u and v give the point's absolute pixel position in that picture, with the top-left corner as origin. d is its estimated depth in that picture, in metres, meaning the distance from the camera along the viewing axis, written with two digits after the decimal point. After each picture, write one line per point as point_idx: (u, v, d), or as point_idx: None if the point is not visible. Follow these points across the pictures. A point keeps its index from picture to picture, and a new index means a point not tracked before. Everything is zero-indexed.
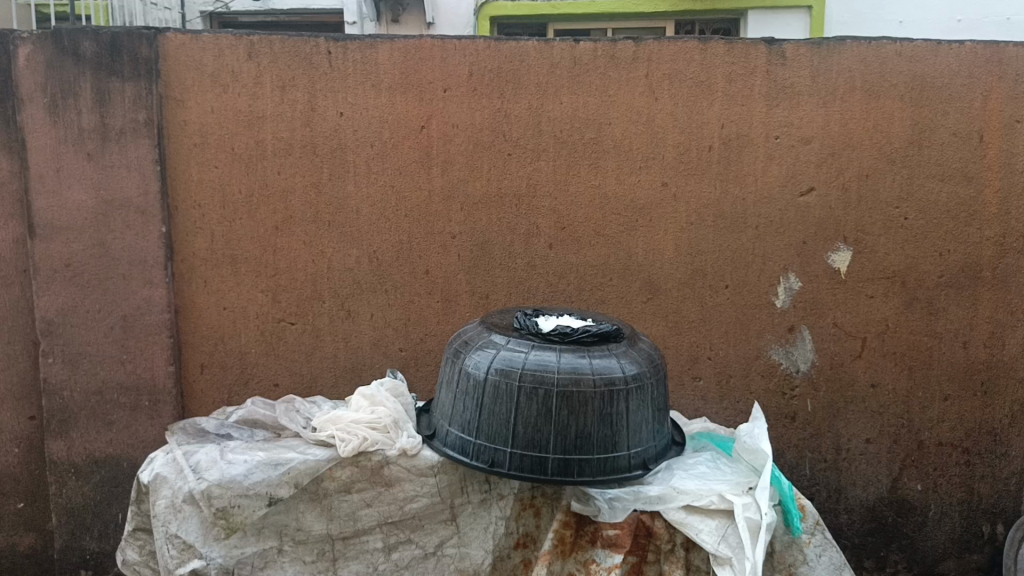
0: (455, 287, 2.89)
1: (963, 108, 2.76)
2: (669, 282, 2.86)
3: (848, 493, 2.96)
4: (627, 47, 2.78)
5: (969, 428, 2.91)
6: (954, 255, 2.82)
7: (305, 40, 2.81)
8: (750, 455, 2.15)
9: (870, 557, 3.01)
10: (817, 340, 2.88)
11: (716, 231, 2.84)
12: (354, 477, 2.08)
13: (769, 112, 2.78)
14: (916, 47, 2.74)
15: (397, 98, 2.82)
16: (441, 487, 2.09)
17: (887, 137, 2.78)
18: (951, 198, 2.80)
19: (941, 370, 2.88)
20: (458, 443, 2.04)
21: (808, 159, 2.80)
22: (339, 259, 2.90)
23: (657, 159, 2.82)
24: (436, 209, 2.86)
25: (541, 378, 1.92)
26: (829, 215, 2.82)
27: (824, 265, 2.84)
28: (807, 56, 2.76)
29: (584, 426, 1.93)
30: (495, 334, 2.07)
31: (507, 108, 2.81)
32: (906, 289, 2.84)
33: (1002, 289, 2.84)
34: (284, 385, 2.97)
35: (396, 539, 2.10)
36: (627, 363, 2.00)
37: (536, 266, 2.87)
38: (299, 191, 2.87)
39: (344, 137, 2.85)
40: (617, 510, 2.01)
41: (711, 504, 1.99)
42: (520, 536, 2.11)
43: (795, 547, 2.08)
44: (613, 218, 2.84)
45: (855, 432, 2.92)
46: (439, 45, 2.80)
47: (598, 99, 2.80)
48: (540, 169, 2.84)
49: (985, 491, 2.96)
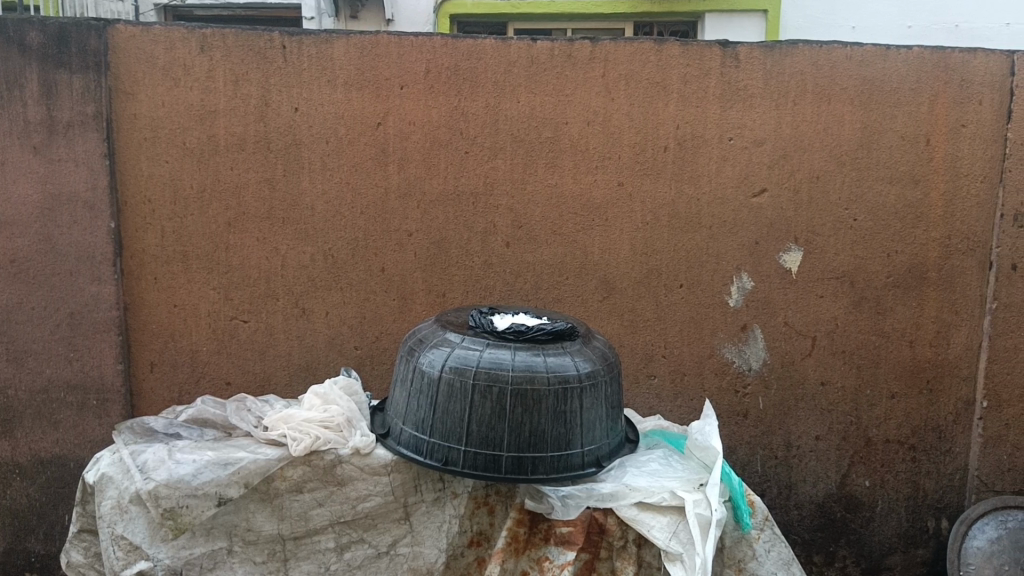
0: (411, 286, 2.88)
1: (911, 112, 2.82)
2: (625, 280, 2.88)
3: (798, 489, 3.01)
4: (584, 47, 2.79)
5: (915, 425, 2.98)
6: (902, 256, 2.88)
7: (259, 35, 2.77)
8: (701, 452, 2.19)
9: (819, 553, 3.06)
10: (768, 339, 2.92)
11: (671, 231, 2.86)
12: (305, 477, 2.06)
13: (723, 113, 2.82)
14: (866, 52, 2.79)
15: (353, 95, 2.80)
16: (394, 486, 2.08)
17: (837, 140, 2.83)
18: (899, 200, 2.85)
19: (889, 368, 2.94)
20: (412, 441, 2.03)
21: (760, 160, 2.84)
22: (293, 256, 2.87)
23: (613, 159, 2.83)
24: (393, 207, 2.85)
25: (495, 376, 1.92)
26: (780, 216, 2.86)
27: (776, 265, 2.89)
28: (760, 59, 2.80)
29: (538, 424, 1.94)
30: (450, 332, 2.07)
31: (464, 107, 2.81)
32: (855, 289, 2.90)
33: (947, 289, 2.90)
34: (236, 384, 2.92)
35: (348, 539, 2.08)
36: (581, 361, 2.01)
37: (493, 265, 2.87)
38: (253, 187, 2.83)
39: (298, 133, 2.82)
40: (569, 507, 2.01)
41: (663, 501, 2.01)
42: (473, 534, 2.11)
43: (744, 543, 2.11)
44: (570, 217, 2.86)
45: (805, 429, 2.97)
46: (396, 42, 2.78)
47: (554, 99, 2.81)
48: (497, 168, 2.83)
49: (930, 487, 3.02)
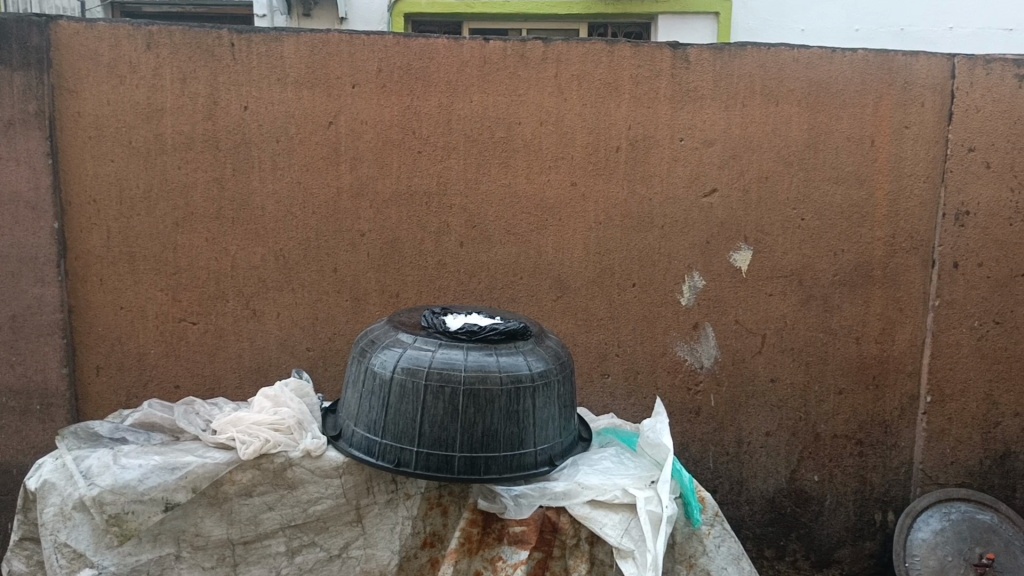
0: (364, 286, 2.86)
1: (856, 114, 2.88)
2: (578, 280, 2.90)
3: (749, 484, 3.06)
4: (536, 47, 2.80)
5: (862, 420, 3.04)
6: (848, 254, 2.94)
7: (207, 32, 2.73)
8: (653, 450, 2.21)
9: (771, 547, 3.11)
10: (719, 337, 2.96)
11: (623, 230, 2.89)
12: (255, 480, 2.03)
13: (674, 113, 2.85)
14: (813, 54, 2.84)
15: (304, 93, 2.77)
16: (346, 487, 2.07)
17: (785, 140, 2.88)
18: (845, 200, 2.91)
19: (836, 365, 3.00)
20: (364, 443, 2.02)
21: (710, 161, 2.88)
22: (242, 257, 2.83)
23: (567, 159, 2.84)
24: (345, 207, 2.82)
25: (447, 376, 1.92)
26: (730, 216, 2.90)
27: (726, 264, 2.93)
28: (709, 60, 2.83)
29: (490, 423, 1.94)
30: (402, 332, 2.06)
31: (417, 106, 2.80)
32: (803, 287, 2.95)
33: (892, 286, 2.96)
34: (185, 387, 2.88)
35: (299, 542, 2.07)
36: (534, 360, 2.02)
37: (446, 264, 2.86)
38: (201, 186, 2.79)
39: (248, 132, 2.78)
40: (522, 506, 2.03)
41: (615, 498, 2.02)
42: (427, 535, 2.10)
43: (695, 539, 2.13)
44: (523, 216, 2.86)
45: (756, 425, 3.02)
46: (347, 41, 2.76)
47: (507, 99, 2.81)
48: (451, 167, 2.83)
49: (877, 480, 3.08)
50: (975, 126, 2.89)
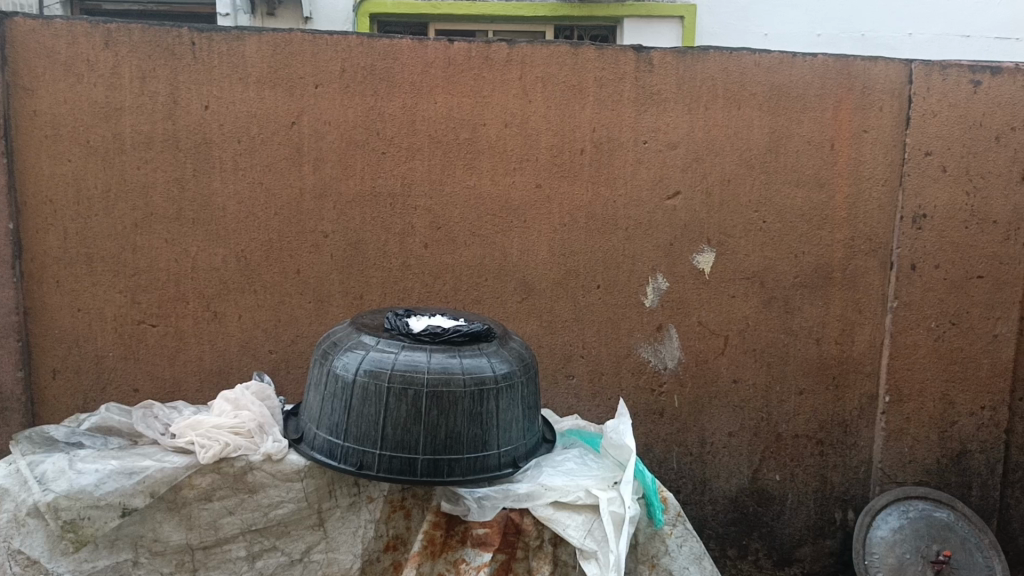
0: (327, 288, 2.84)
1: (816, 118, 2.92)
2: (543, 282, 2.90)
3: (711, 484, 3.09)
4: (501, 48, 2.80)
5: (822, 420, 3.08)
6: (809, 256, 2.98)
7: (167, 30, 2.70)
8: (616, 451, 2.22)
9: (733, 546, 3.14)
10: (682, 339, 2.98)
11: (588, 232, 2.90)
12: (215, 484, 2.01)
13: (638, 116, 2.87)
14: (774, 59, 2.88)
15: (266, 93, 2.74)
16: (307, 491, 2.05)
17: (746, 144, 2.91)
18: (805, 203, 2.95)
19: (798, 366, 3.04)
20: (326, 446, 2.00)
21: (674, 163, 2.90)
22: (203, 258, 2.79)
23: (531, 160, 2.85)
24: (308, 208, 2.80)
25: (410, 378, 1.91)
26: (693, 218, 2.93)
27: (689, 266, 2.95)
28: (672, 64, 2.86)
29: (454, 425, 1.93)
30: (365, 334, 2.04)
31: (381, 107, 2.78)
32: (764, 289, 2.98)
33: (851, 288, 3.01)
34: (144, 391, 2.83)
35: (260, 547, 2.04)
36: (497, 362, 2.02)
37: (410, 266, 2.85)
38: (161, 186, 2.75)
39: (209, 132, 2.74)
40: (486, 508, 2.02)
41: (578, 500, 2.03)
42: (389, 538, 2.09)
43: (657, 539, 2.14)
44: (488, 218, 2.86)
45: (718, 426, 3.05)
46: (310, 40, 2.74)
47: (472, 100, 2.81)
48: (415, 169, 2.82)
49: (837, 479, 3.13)
50: (932, 130, 2.94)
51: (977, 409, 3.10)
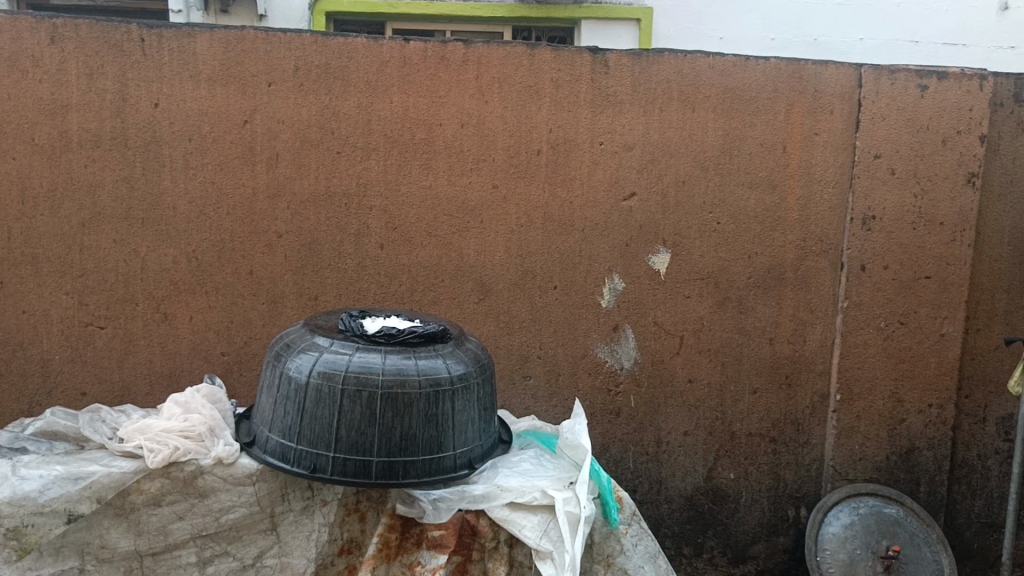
0: (281, 289, 2.80)
1: (768, 121, 2.96)
2: (500, 282, 2.90)
3: (667, 483, 3.11)
4: (457, 48, 2.79)
5: (775, 419, 3.12)
6: (762, 257, 3.02)
7: (115, 26, 2.64)
8: (572, 451, 2.22)
9: (689, 544, 3.17)
10: (638, 339, 3.00)
11: (545, 233, 2.90)
12: (164, 489, 1.97)
13: (594, 118, 2.88)
14: (727, 62, 2.91)
15: (217, 91, 2.70)
16: (260, 495, 2.01)
17: (701, 146, 2.94)
18: (758, 205, 2.99)
19: (751, 365, 3.08)
20: (279, 449, 1.97)
21: (630, 164, 2.92)
22: (153, 259, 2.74)
23: (488, 161, 2.84)
24: (261, 208, 2.76)
25: (365, 380, 1.89)
26: (649, 219, 2.95)
27: (645, 266, 2.97)
28: (628, 66, 2.88)
29: (409, 427, 1.92)
30: (319, 336, 2.02)
31: (336, 106, 2.75)
32: (719, 289, 3.02)
33: (803, 288, 3.06)
34: (92, 395, 2.77)
35: (211, 552, 2.01)
36: (453, 363, 2.01)
37: (366, 266, 2.83)
38: (109, 185, 2.69)
39: (159, 130, 2.69)
40: (441, 510, 2.01)
41: (534, 500, 2.02)
42: (344, 542, 2.05)
43: (612, 538, 2.16)
44: (444, 218, 2.85)
45: (674, 425, 3.07)
46: (263, 38, 2.70)
47: (427, 100, 2.79)
48: (370, 168, 2.79)
49: (790, 477, 3.17)
50: (881, 133, 3.00)
51: (926, 407, 3.15)
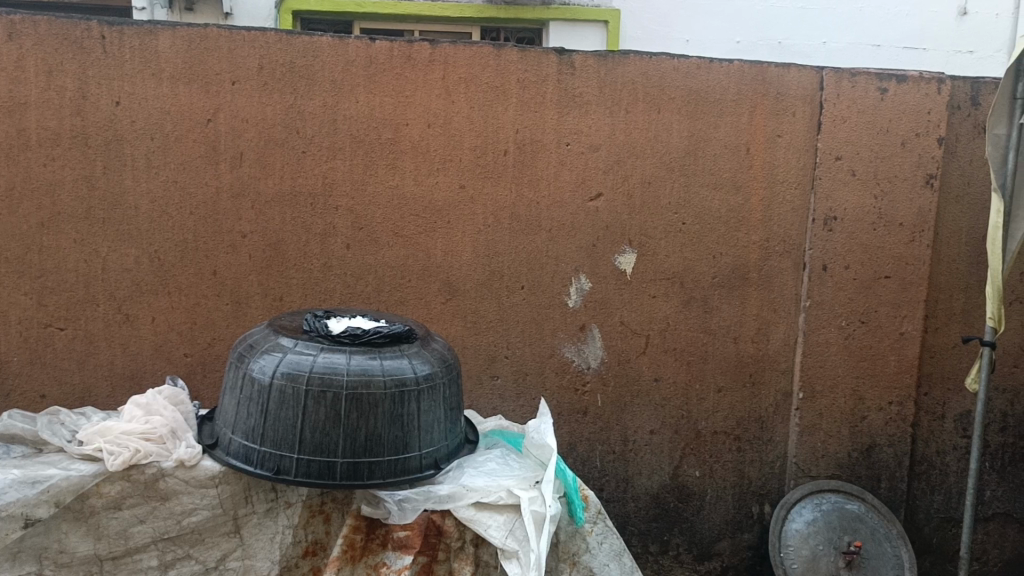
0: (245, 289, 2.77)
1: (733, 122, 2.99)
2: (467, 282, 2.90)
3: (634, 482, 3.13)
4: (423, 48, 2.79)
5: (739, 417, 3.16)
6: (726, 257, 3.05)
7: (75, 23, 2.60)
8: (538, 450, 2.24)
9: (655, 542, 3.19)
10: (604, 339, 3.02)
11: (511, 233, 2.91)
12: (124, 493, 1.95)
13: (560, 119, 2.89)
14: (692, 64, 2.94)
15: (180, 90, 2.67)
16: (222, 498, 1.99)
17: (666, 147, 2.96)
18: (722, 205, 3.02)
19: (716, 364, 3.11)
20: (241, 451, 1.96)
21: (596, 165, 2.93)
22: (114, 259, 2.70)
23: (454, 161, 2.84)
24: (225, 207, 2.74)
25: (329, 381, 1.88)
26: (615, 220, 2.97)
27: (611, 267, 2.99)
28: (593, 67, 2.89)
29: (374, 428, 1.91)
30: (283, 337, 2.00)
31: (301, 105, 2.74)
32: (684, 289, 3.04)
33: (767, 288, 3.10)
34: (52, 397, 2.72)
35: (173, 556, 1.99)
36: (418, 363, 2.01)
37: (332, 266, 2.81)
38: (69, 185, 2.65)
39: (120, 129, 2.66)
40: (407, 511, 1.99)
41: (500, 499, 2.02)
42: (308, 544, 2.04)
43: (578, 537, 2.16)
44: (411, 218, 2.84)
45: (640, 424, 3.09)
46: (227, 36, 2.68)
47: (393, 100, 2.79)
48: (336, 168, 2.78)
49: (754, 474, 3.21)
50: (842, 136, 3.04)
51: (886, 404, 3.21)
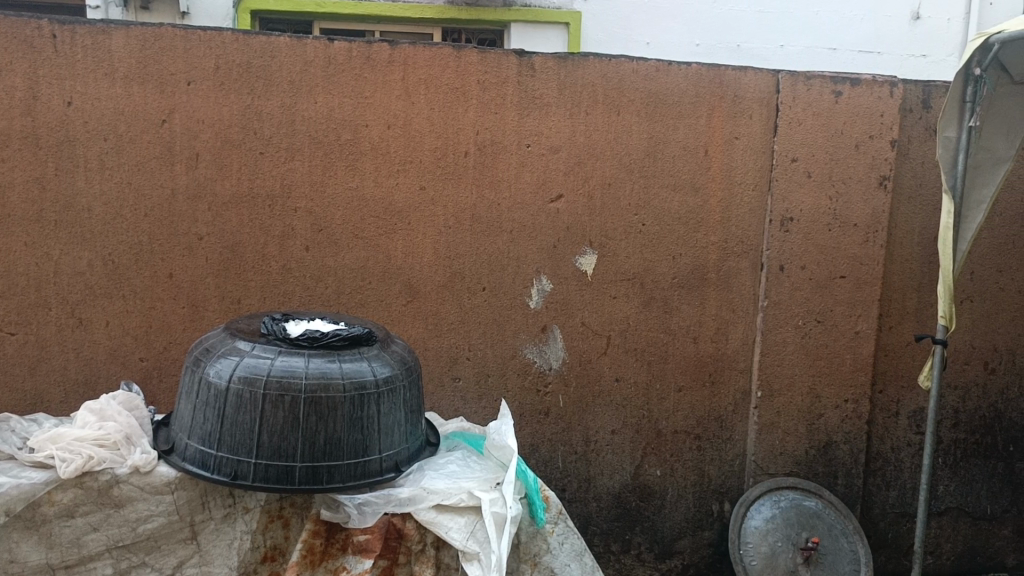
0: (202, 293, 2.74)
1: (691, 124, 3.02)
2: (428, 284, 2.89)
3: (596, 482, 3.15)
4: (382, 49, 2.78)
5: (699, 416, 3.19)
6: (685, 258, 3.08)
7: (25, 21, 2.55)
8: (498, 452, 2.25)
9: (617, 541, 3.21)
10: (566, 340, 3.03)
11: (472, 235, 2.91)
12: (77, 500, 1.91)
13: (520, 120, 2.90)
14: (651, 67, 2.97)
15: (135, 90, 2.63)
16: (179, 503, 1.97)
17: (626, 149, 2.98)
18: (681, 207, 3.05)
19: (676, 364, 3.14)
20: (197, 456, 1.93)
21: (556, 167, 2.94)
22: (67, 262, 2.65)
23: (414, 162, 2.83)
24: (180, 209, 2.70)
25: (287, 384, 1.87)
26: (576, 221, 2.98)
27: (572, 267, 3.00)
28: (553, 69, 2.90)
29: (333, 431, 1.90)
30: (240, 340, 1.98)
31: (258, 106, 2.71)
32: (644, 290, 3.07)
33: (725, 289, 3.14)
34: (2, 404, 2.66)
35: (128, 563, 1.96)
36: (378, 366, 2.00)
37: (291, 269, 2.79)
38: (19, 186, 2.59)
39: (72, 129, 2.61)
40: (366, 514, 1.98)
41: (461, 502, 2.02)
42: (267, 549, 2.02)
43: (538, 538, 2.17)
44: (371, 220, 2.83)
45: (602, 425, 3.11)
46: (182, 36, 2.64)
47: (353, 101, 2.77)
48: (295, 170, 2.76)
49: (714, 472, 3.24)
50: (798, 138, 3.09)
51: (842, 402, 3.26)
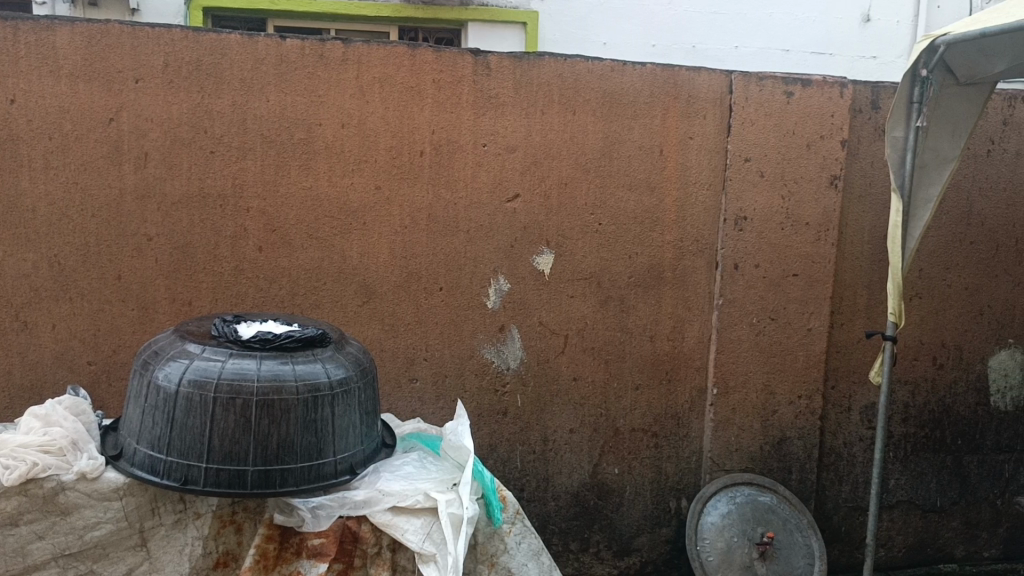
0: (152, 295, 2.69)
1: (646, 124, 3.04)
2: (384, 285, 2.87)
3: (554, 480, 3.16)
4: (335, 47, 2.75)
5: (656, 414, 3.21)
6: (642, 257, 3.10)
7: None
8: (455, 453, 2.24)
9: (575, 540, 3.22)
10: (523, 339, 3.03)
11: (429, 235, 2.89)
12: (22, 508, 1.88)
13: (476, 120, 2.89)
14: (606, 67, 2.98)
15: (80, 87, 2.57)
16: (128, 510, 1.93)
17: (582, 148, 2.99)
18: (637, 206, 3.07)
19: (633, 362, 3.16)
20: (146, 461, 1.89)
21: (513, 166, 2.94)
22: (11, 264, 2.59)
23: (369, 162, 2.81)
24: (129, 209, 2.65)
25: (239, 387, 1.84)
26: (532, 221, 2.98)
27: (530, 267, 3.00)
28: (509, 68, 2.90)
29: (287, 434, 1.87)
30: (190, 342, 1.94)
31: (208, 104, 2.66)
32: (600, 288, 3.08)
33: (681, 287, 3.16)
34: None
35: (76, 571, 1.93)
36: (332, 367, 1.97)
37: (244, 270, 2.75)
38: None
39: (15, 128, 2.54)
40: (321, 518, 1.96)
41: (417, 503, 2.00)
42: (220, 555, 1.97)
43: (496, 538, 2.16)
44: (326, 220, 2.80)
45: (560, 424, 3.12)
46: (129, 33, 2.59)
47: (306, 100, 2.74)
48: (247, 169, 2.72)
49: (671, 469, 3.27)
50: (751, 138, 3.13)
51: (796, 398, 3.31)
